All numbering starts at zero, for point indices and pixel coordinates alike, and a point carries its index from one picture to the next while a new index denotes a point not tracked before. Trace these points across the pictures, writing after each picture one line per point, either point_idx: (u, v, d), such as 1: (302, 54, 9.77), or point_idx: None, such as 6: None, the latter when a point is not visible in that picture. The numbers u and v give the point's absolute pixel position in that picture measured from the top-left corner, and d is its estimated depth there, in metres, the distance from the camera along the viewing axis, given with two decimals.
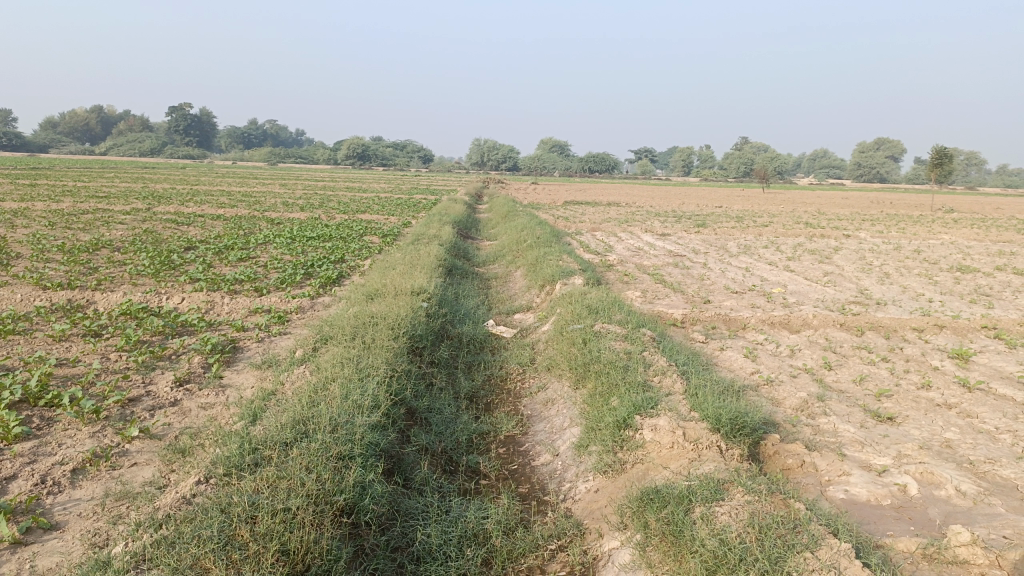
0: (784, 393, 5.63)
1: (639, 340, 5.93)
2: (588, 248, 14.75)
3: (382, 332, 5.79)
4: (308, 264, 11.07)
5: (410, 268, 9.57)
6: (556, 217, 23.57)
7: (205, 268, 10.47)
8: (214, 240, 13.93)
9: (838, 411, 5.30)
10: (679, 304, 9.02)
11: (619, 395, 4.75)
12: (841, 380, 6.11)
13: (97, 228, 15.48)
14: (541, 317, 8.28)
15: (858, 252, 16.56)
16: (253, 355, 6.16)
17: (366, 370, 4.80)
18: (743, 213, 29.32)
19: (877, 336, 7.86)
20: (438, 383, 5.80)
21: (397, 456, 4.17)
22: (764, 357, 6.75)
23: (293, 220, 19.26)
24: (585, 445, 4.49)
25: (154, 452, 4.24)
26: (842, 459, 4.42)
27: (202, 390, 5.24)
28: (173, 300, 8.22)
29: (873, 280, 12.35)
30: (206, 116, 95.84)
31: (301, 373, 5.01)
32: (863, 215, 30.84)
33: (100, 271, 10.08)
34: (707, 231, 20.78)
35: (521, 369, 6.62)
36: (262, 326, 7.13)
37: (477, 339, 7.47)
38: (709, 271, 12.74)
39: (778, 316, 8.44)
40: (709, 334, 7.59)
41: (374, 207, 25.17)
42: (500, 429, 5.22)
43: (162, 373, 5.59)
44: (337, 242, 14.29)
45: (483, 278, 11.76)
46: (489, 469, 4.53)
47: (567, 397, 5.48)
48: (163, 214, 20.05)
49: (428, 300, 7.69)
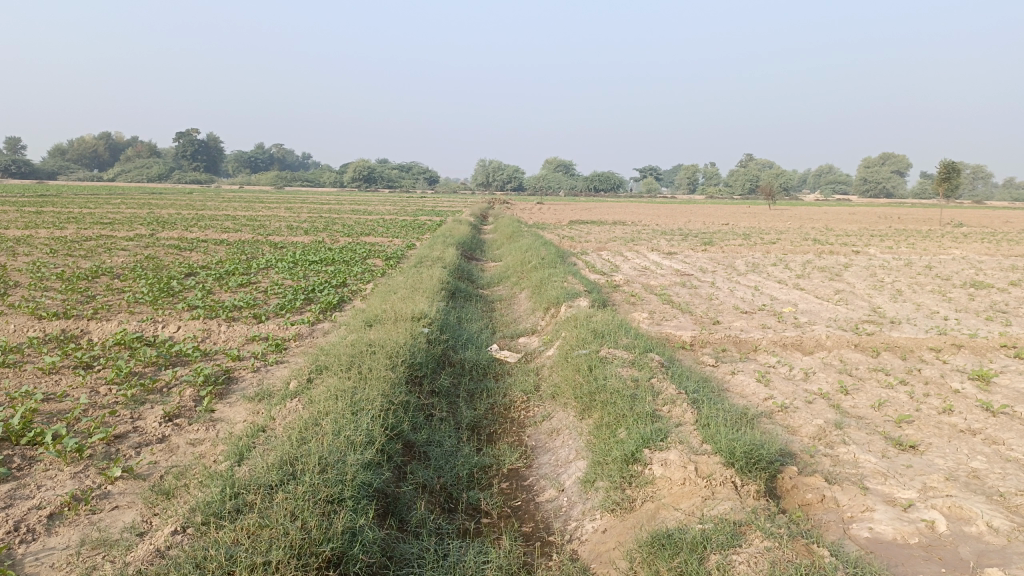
0: (800, 421, 5.38)
1: (647, 366, 5.70)
2: (594, 269, 14.55)
3: (380, 361, 5.57)
4: (310, 289, 10.88)
5: (412, 292, 9.38)
6: (561, 237, 23.42)
7: (204, 295, 10.30)
8: (215, 266, 13.78)
9: (858, 439, 5.04)
10: (687, 326, 8.79)
11: (627, 427, 4.52)
12: (859, 405, 5.86)
13: (99, 255, 15.37)
14: (546, 341, 8.05)
15: (868, 269, 16.30)
16: (247, 387, 5.95)
17: (361, 402, 4.59)
18: (749, 230, 29.09)
19: (893, 357, 7.61)
20: (437, 414, 5.58)
21: (392, 495, 3.94)
22: (778, 381, 6.51)
23: (297, 244, 19.13)
24: (591, 480, 4.25)
25: (137, 494, 4.02)
26: (864, 493, 4.18)
27: (192, 425, 5.02)
28: (169, 328, 8.03)
29: (885, 297, 12.09)
30: (213, 141, 96.52)
31: (294, 406, 4.80)
32: (872, 230, 30.61)
33: (97, 300, 9.91)
34: (715, 249, 20.55)
35: (525, 397, 6.38)
36: (258, 355, 6.92)
37: (480, 366, 7.26)
38: (718, 290, 12.51)
39: (791, 337, 8.20)
40: (720, 357, 7.35)
41: (378, 230, 25.06)
42: (503, 462, 4.98)
43: (151, 407, 5.37)
44: (339, 266, 14.13)
45: (487, 300, 11.55)
46: (491, 507, 4.30)
47: (572, 428, 5.24)
48: (166, 239, 19.93)
49: (430, 326, 7.47)
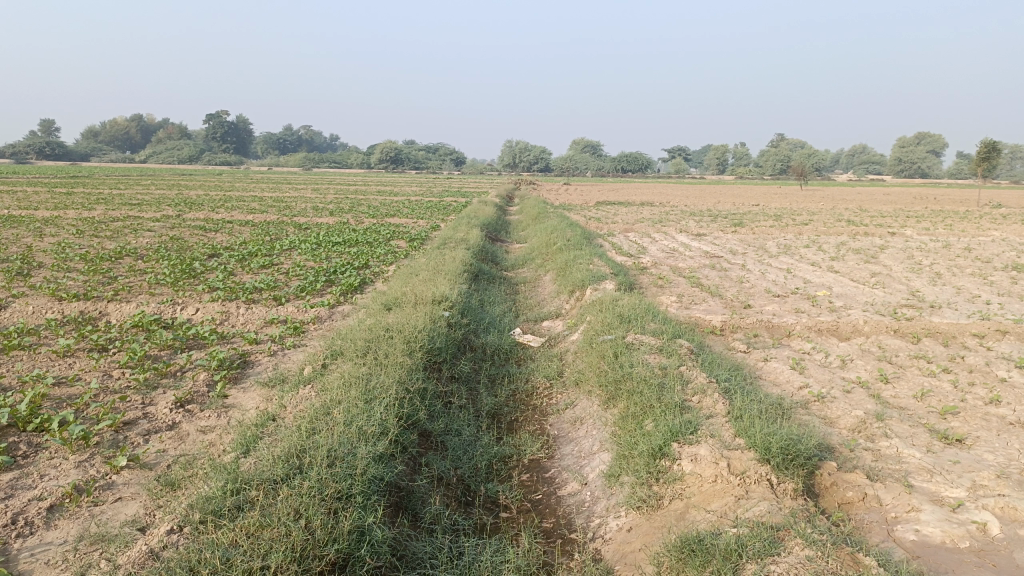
0: (838, 412, 5.11)
1: (676, 353, 5.43)
2: (622, 251, 14.23)
3: (397, 346, 5.37)
4: (331, 270, 10.73)
5: (434, 274, 9.18)
6: (587, 218, 23.10)
7: (225, 276, 10.18)
8: (239, 247, 13.70)
9: (900, 432, 4.76)
10: (717, 310, 8.50)
11: (654, 419, 4.28)
12: (900, 395, 5.55)
13: (124, 236, 15.38)
14: (571, 325, 7.81)
15: (905, 251, 15.79)
16: (262, 371, 5.79)
17: (375, 390, 4.39)
18: (781, 212, 28.50)
19: (934, 344, 7.26)
20: (456, 401, 5.38)
21: (406, 489, 3.75)
22: (813, 368, 6.22)
23: (321, 225, 19.02)
24: (616, 474, 4.01)
25: (142, 485, 3.87)
26: (909, 491, 3.90)
27: (203, 412, 4.87)
28: (187, 310, 7.91)
29: (923, 281, 11.67)
30: (242, 122, 96.99)
31: (306, 393, 4.62)
32: (908, 211, 29.83)
33: (119, 281, 9.85)
34: (745, 231, 20.08)
35: (548, 383, 6.16)
36: (276, 338, 6.77)
37: (502, 351, 7.05)
38: (749, 273, 12.16)
39: (826, 322, 7.88)
40: (752, 343, 7.06)
41: (404, 211, 24.87)
42: (524, 452, 4.77)
43: (163, 392, 5.23)
44: (363, 247, 13.98)
45: (511, 282, 11.33)
46: (510, 501, 4.09)
47: (596, 417, 5.01)
48: (192, 220, 19.92)
49: (450, 309, 7.26)
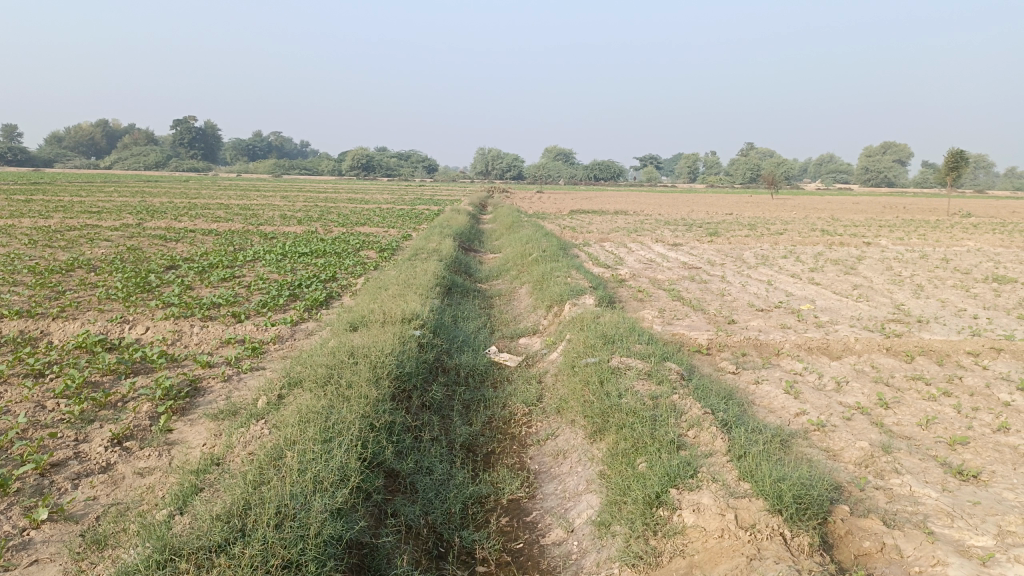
0: (840, 444, 4.73)
1: (667, 379, 5.00)
2: (598, 261, 13.86)
3: (362, 372, 4.89)
4: (295, 284, 10.20)
5: (404, 289, 8.69)
6: (562, 227, 22.75)
7: (182, 290, 9.60)
8: (200, 258, 13.08)
9: (911, 468, 4.37)
10: (701, 326, 8.12)
11: (649, 459, 3.84)
12: (903, 423, 5.19)
13: (80, 246, 14.71)
14: (549, 344, 7.37)
15: (883, 262, 15.62)
16: (214, 399, 5.27)
17: (335, 428, 3.91)
18: (755, 221, 28.39)
19: (929, 363, 6.94)
20: (428, 433, 4.90)
21: (368, 547, 3.28)
22: (808, 392, 5.85)
23: (288, 234, 18.39)
24: (606, 523, 3.57)
25: (63, 543, 3.34)
26: (932, 540, 3.50)
27: (143, 451, 4.35)
28: (137, 329, 7.34)
29: (907, 293, 11.42)
30: (211, 129, 95.50)
31: (258, 430, 4.11)
32: (879, 220, 29.93)
33: (67, 296, 9.21)
34: (721, 241, 19.83)
35: (527, 410, 5.71)
36: (232, 361, 6.24)
37: (477, 372, 6.59)
38: (729, 285, 11.84)
39: (816, 340, 7.53)
40: (740, 363, 6.68)
41: (374, 220, 24.27)
42: (502, 492, 4.31)
43: (100, 427, 4.69)
44: (330, 258, 13.44)
45: (484, 295, 10.87)
46: (488, 552, 3.63)
47: (582, 452, 4.57)
48: (153, 229, 19.18)
49: (421, 328, 6.79)
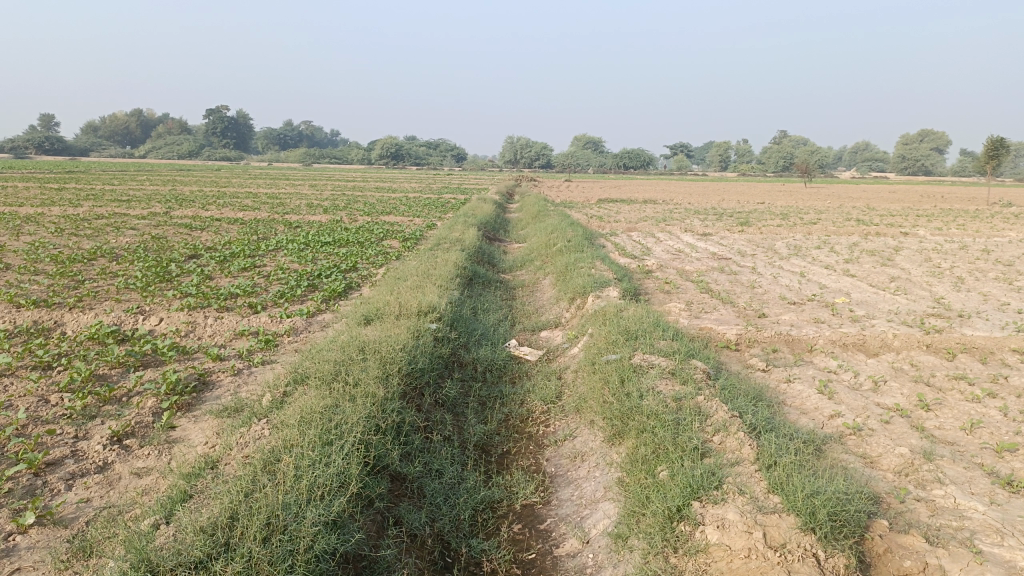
0: (877, 450, 4.42)
1: (692, 379, 4.72)
2: (624, 252, 13.54)
3: (371, 369, 4.67)
4: (315, 274, 10.03)
5: (422, 280, 8.48)
6: (589, 216, 22.39)
7: (201, 280, 9.49)
8: (222, 247, 13.00)
9: (955, 477, 4.05)
10: (729, 320, 7.80)
11: (672, 467, 3.57)
12: (945, 427, 4.85)
13: (105, 235, 14.71)
14: (571, 338, 7.10)
15: (921, 253, 15.09)
16: (221, 395, 5.10)
17: (337, 429, 3.69)
18: (787, 210, 27.72)
19: (971, 361, 6.57)
20: (439, 432, 4.68)
21: (367, 559, 3.08)
22: (842, 391, 5.54)
23: (312, 223, 18.31)
24: (623, 536, 3.30)
25: (48, 550, 3.17)
26: (979, 559, 3.19)
27: (141, 450, 4.19)
28: (151, 320, 7.21)
29: (946, 286, 10.97)
30: (242, 119, 96.18)
31: (258, 430, 3.91)
32: (916, 210, 29.13)
33: (85, 286, 9.14)
34: (752, 230, 19.36)
35: (545, 408, 5.47)
36: (243, 354, 6.07)
37: (495, 368, 6.36)
38: (760, 277, 11.47)
39: (851, 336, 7.18)
40: (771, 360, 6.37)
41: (400, 209, 24.12)
42: (515, 497, 4.08)
43: (101, 424, 4.54)
44: (352, 248, 13.28)
45: (507, 286, 10.64)
46: (497, 561, 3.40)
47: (600, 455, 4.32)
48: (180, 218, 19.18)
49: (438, 321, 6.57)
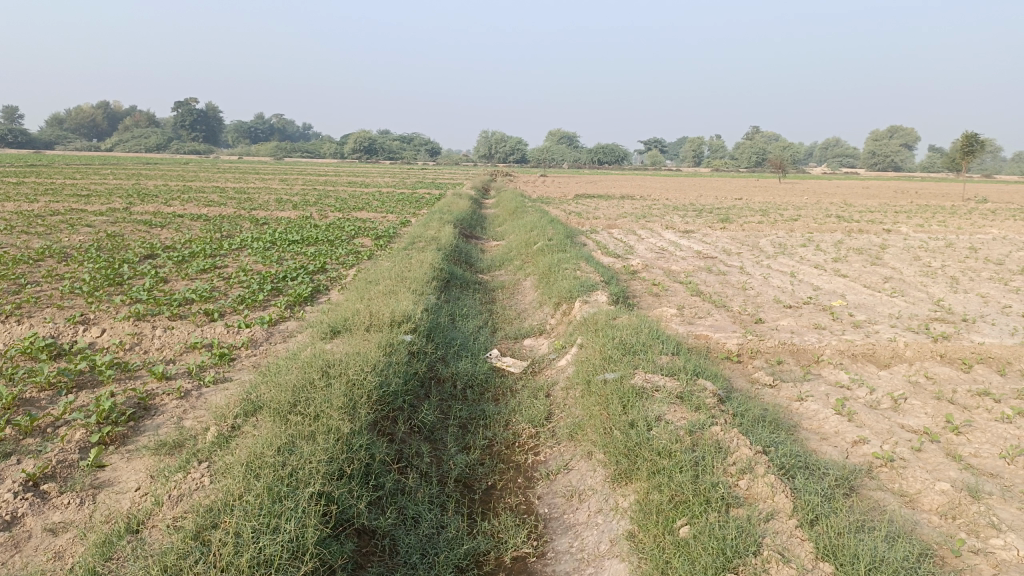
0: (916, 486, 3.88)
1: (703, 406, 4.15)
2: (607, 251, 12.97)
3: (335, 396, 4.04)
4: (280, 276, 9.33)
5: (396, 284, 7.84)
6: (568, 212, 21.83)
7: (154, 283, 8.75)
8: (183, 246, 12.23)
9: (1011, 521, 3.52)
10: (728, 328, 7.26)
11: (696, 523, 3.00)
12: (983, 455, 4.33)
13: (59, 233, 13.83)
14: (559, 349, 6.49)
15: (910, 251, 14.67)
16: (163, 424, 4.43)
17: (292, 479, 3.07)
18: (766, 206, 27.35)
19: (991, 374, 6.07)
20: (415, 468, 4.07)
21: None
22: (862, 411, 5.01)
23: (281, 220, 17.52)
24: None
25: None
26: None
27: (61, 498, 3.52)
28: (97, 331, 6.49)
29: (942, 287, 10.51)
30: (212, 111, 94.33)
31: (198, 478, 3.28)
32: (894, 205, 28.94)
33: (27, 290, 8.37)
34: (734, 227, 18.90)
35: (534, 432, 4.87)
36: (193, 372, 5.40)
37: (475, 384, 5.74)
38: (751, 277, 10.97)
39: (860, 345, 6.66)
40: (779, 374, 5.83)
41: (374, 204, 23.35)
42: (504, 547, 3.46)
43: (16, 463, 3.85)
44: (322, 247, 12.57)
45: (485, 288, 10.01)
46: None
47: (602, 499, 3.72)
48: (140, 214, 18.24)
49: (412, 332, 5.94)
